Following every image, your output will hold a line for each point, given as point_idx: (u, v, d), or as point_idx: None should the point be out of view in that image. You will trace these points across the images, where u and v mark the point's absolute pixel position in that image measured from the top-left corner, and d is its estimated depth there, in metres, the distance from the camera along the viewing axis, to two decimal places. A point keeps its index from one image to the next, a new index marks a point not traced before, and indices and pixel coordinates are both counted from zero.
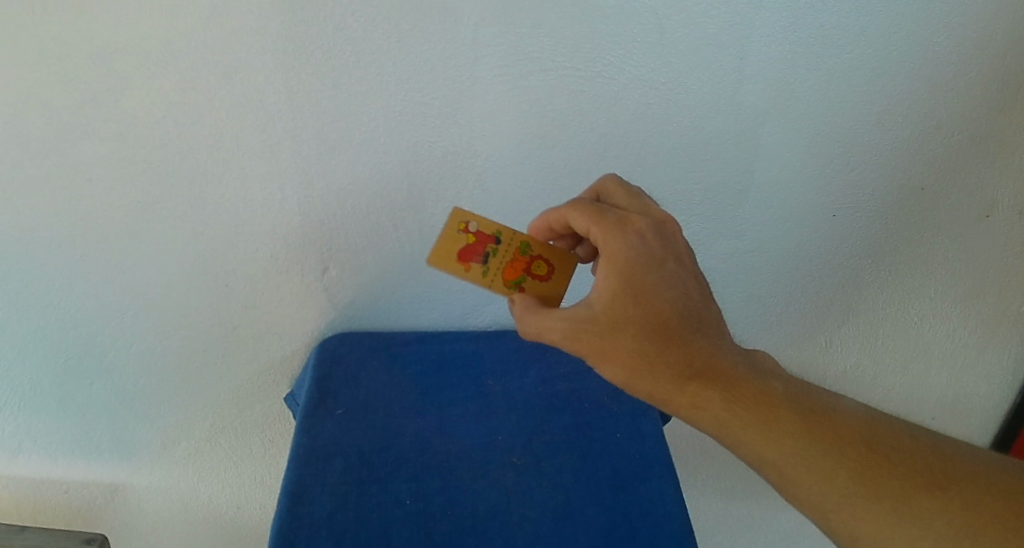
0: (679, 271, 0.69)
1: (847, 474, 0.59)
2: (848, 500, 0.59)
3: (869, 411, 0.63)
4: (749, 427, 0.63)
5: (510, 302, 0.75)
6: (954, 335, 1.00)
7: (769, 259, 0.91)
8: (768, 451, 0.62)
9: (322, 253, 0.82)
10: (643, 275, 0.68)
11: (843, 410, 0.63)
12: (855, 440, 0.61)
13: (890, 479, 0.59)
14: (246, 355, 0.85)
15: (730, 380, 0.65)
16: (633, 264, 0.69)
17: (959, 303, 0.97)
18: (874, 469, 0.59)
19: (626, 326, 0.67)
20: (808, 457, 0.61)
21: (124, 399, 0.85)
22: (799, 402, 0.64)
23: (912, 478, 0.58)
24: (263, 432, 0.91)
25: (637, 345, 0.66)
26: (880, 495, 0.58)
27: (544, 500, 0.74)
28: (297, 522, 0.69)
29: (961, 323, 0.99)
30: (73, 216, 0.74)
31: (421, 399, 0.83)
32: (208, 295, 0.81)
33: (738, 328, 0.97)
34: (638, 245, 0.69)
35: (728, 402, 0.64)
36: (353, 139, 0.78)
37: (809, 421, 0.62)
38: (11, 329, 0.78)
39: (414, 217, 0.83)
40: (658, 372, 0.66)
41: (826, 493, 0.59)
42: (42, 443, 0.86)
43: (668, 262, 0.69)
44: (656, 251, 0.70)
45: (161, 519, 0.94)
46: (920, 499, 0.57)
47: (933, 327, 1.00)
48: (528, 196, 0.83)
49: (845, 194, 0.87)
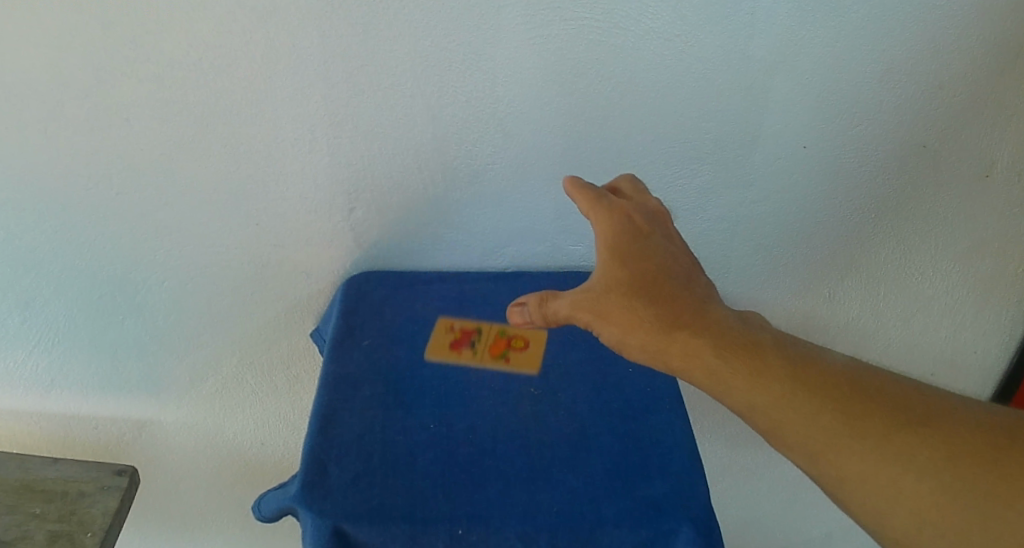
0: (667, 246, 0.72)
1: (834, 415, 0.59)
2: (838, 441, 0.58)
3: (853, 360, 0.63)
4: (738, 372, 0.61)
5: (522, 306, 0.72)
6: (953, 292, 1.06)
7: (776, 209, 0.97)
8: (756, 395, 0.61)
9: (351, 194, 0.87)
10: (631, 248, 0.71)
11: (829, 358, 0.63)
12: (839, 383, 0.60)
13: (877, 419, 0.58)
14: (274, 293, 0.94)
15: (716, 329, 0.64)
16: (622, 237, 0.72)
17: (958, 264, 1.04)
18: (859, 410, 0.59)
19: (617, 288, 0.68)
20: (795, 402, 0.60)
21: (154, 335, 0.95)
22: (784, 350, 0.63)
23: (898, 418, 0.58)
24: (288, 371, 1.01)
25: (628, 301, 0.67)
26: (865, 436, 0.58)
27: (559, 426, 0.75)
28: (328, 443, 0.72)
29: (959, 280, 1.05)
30: (113, 153, 0.80)
31: (443, 332, 0.85)
32: (239, 232, 0.88)
33: (746, 278, 1.04)
34: (627, 222, 0.73)
35: (715, 349, 0.63)
36: (382, 82, 0.80)
37: (795, 366, 0.61)
38: (48, 267, 0.88)
39: (437, 157, 0.86)
40: (647, 326, 0.65)
41: (812, 437, 0.59)
42: (79, 373, 0.97)
43: (656, 237, 0.72)
44: (643, 228, 0.73)
45: (188, 450, 1.07)
46: (902, 437, 0.57)
47: (934, 284, 1.06)
48: (545, 143, 0.87)
49: (846, 154, 0.93)
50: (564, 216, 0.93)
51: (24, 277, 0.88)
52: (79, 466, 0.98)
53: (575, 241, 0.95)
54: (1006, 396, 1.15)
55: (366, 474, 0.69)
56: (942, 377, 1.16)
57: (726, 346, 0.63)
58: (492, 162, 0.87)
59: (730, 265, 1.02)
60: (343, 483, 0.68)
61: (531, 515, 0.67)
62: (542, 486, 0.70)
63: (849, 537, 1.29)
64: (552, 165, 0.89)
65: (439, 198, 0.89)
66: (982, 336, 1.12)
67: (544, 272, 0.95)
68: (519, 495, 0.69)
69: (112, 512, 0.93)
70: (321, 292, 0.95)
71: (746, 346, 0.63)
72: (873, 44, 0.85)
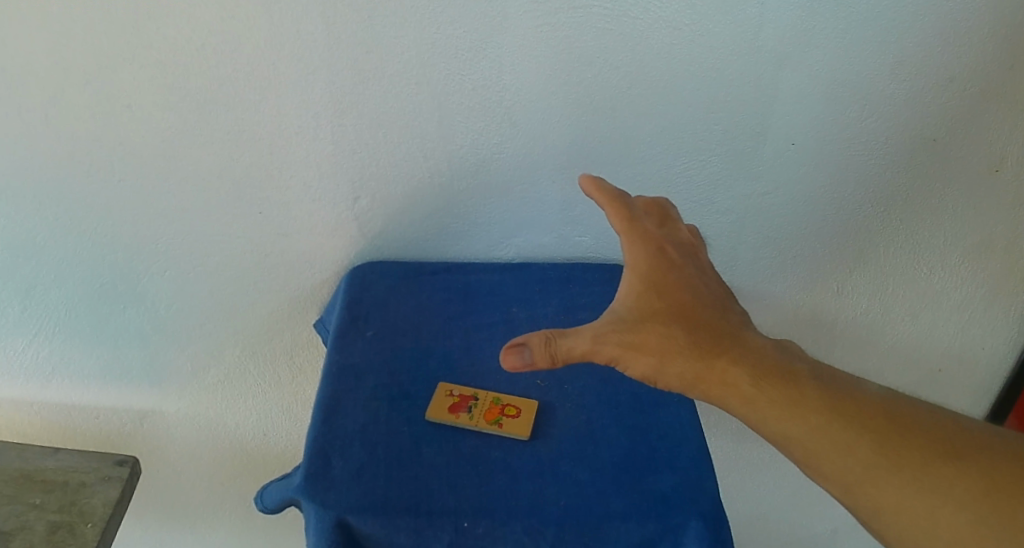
0: (699, 275, 0.70)
1: (871, 446, 0.59)
2: (873, 471, 0.59)
3: (889, 391, 0.63)
4: (774, 402, 0.61)
5: (520, 345, 0.63)
6: (962, 287, 1.05)
7: (784, 201, 0.96)
8: (792, 426, 0.61)
9: (355, 183, 0.86)
10: (664, 277, 0.69)
11: (866, 389, 0.63)
12: (876, 414, 0.61)
13: (912, 450, 0.59)
14: (277, 283, 0.93)
15: (753, 356, 0.64)
16: (656, 266, 0.69)
17: (966, 260, 1.03)
18: (895, 441, 0.59)
19: (653, 315, 0.66)
20: (831, 430, 0.60)
21: (156, 324, 0.94)
22: (819, 378, 0.63)
23: (933, 449, 0.59)
24: (290, 361, 1.00)
25: (666, 327, 0.65)
26: (900, 466, 0.58)
27: (566, 418, 0.74)
28: (332, 433, 0.71)
29: (968, 276, 1.04)
30: (114, 140, 0.79)
31: (448, 323, 0.84)
32: (241, 221, 0.87)
33: (753, 271, 1.02)
34: (659, 250, 0.71)
35: (753, 379, 0.62)
36: (387, 70, 0.79)
37: (832, 397, 0.61)
38: (49, 255, 0.87)
39: (442, 146, 0.85)
40: (684, 355, 0.64)
41: (845, 465, 0.59)
42: (80, 362, 0.96)
43: (688, 267, 0.70)
44: (675, 258, 0.71)
45: (189, 441, 1.06)
46: (940, 470, 0.57)
47: (943, 280, 1.05)
48: (553, 133, 0.86)
49: (855, 147, 0.91)
50: (570, 207, 0.92)
51: (24, 265, 0.87)
52: (79, 455, 0.97)
53: (582, 233, 0.94)
54: (1013, 392, 1.14)
55: (370, 465, 0.68)
56: (950, 374, 1.16)
57: (764, 375, 0.63)
58: (499, 151, 0.86)
59: (738, 257, 1.01)
60: (347, 475, 0.67)
61: (537, 508, 0.66)
62: (549, 479, 0.69)
63: (854, 533, 1.28)
64: (559, 155, 0.88)
65: (444, 187, 0.88)
66: (990, 332, 1.11)
67: (550, 264, 0.94)
68: (525, 488, 0.68)
69: (113, 503, 0.92)
70: (325, 282, 0.94)
71: (784, 374, 0.63)
72: (885, 35, 0.83)
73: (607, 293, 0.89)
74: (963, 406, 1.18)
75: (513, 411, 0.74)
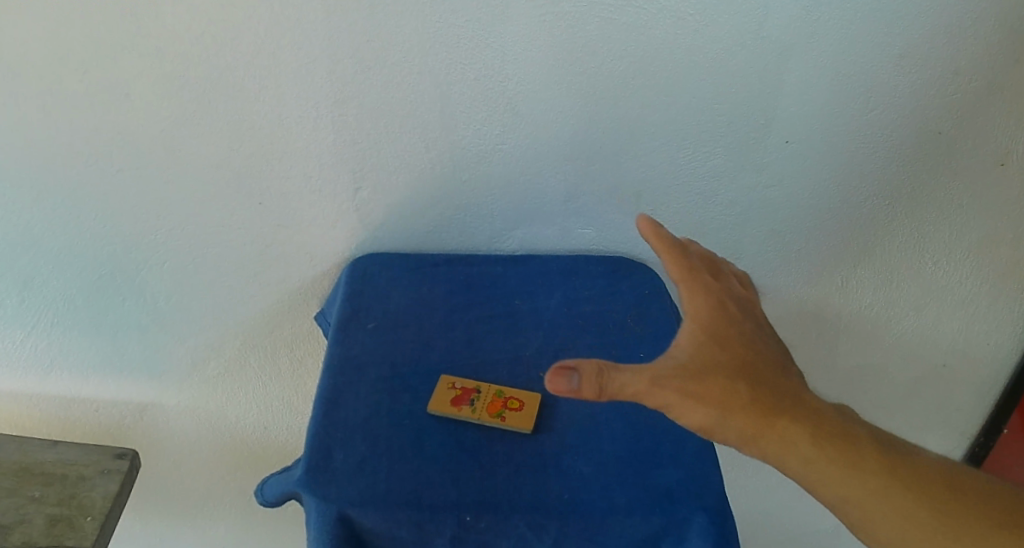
0: (756, 330, 0.69)
1: (931, 513, 0.58)
2: (933, 538, 0.57)
3: (943, 459, 0.63)
4: (835, 463, 0.60)
5: (567, 372, 0.57)
6: (966, 282, 1.05)
7: (788, 194, 0.95)
8: (853, 488, 0.59)
9: (356, 174, 0.85)
10: (725, 330, 0.67)
11: (921, 454, 0.62)
12: (936, 481, 0.60)
13: (972, 517, 0.58)
14: (277, 275, 0.92)
15: (815, 417, 0.62)
16: (718, 317, 0.67)
17: (971, 254, 1.02)
18: (954, 509, 0.58)
19: (715, 367, 0.63)
20: (891, 495, 0.58)
21: (156, 316, 0.93)
22: (877, 441, 0.61)
23: (992, 517, 0.58)
24: (291, 353, 0.99)
25: (730, 381, 0.62)
26: (960, 534, 0.57)
27: (569, 411, 0.74)
28: (333, 426, 0.70)
29: (972, 271, 1.04)
30: (113, 130, 0.79)
31: (450, 315, 0.83)
32: (242, 212, 0.86)
33: (757, 264, 1.01)
34: (720, 303, 0.69)
35: (815, 439, 0.60)
36: (389, 60, 0.78)
37: (891, 461, 0.60)
38: (49, 246, 0.86)
39: (444, 136, 0.84)
40: (747, 410, 0.61)
41: (911, 535, 0.58)
42: (79, 354, 0.96)
43: (746, 322, 0.69)
44: (735, 311, 0.69)
45: (189, 433, 1.05)
46: (1002, 540, 0.56)
47: (947, 274, 1.04)
48: (556, 124, 0.85)
49: (861, 140, 0.90)
50: (573, 199, 0.91)
51: (23, 256, 0.86)
52: (78, 448, 0.96)
53: (584, 225, 0.93)
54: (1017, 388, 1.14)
55: (372, 458, 0.67)
56: (954, 369, 1.15)
57: (826, 435, 0.61)
58: (502, 143, 0.85)
59: (742, 250, 1.00)
60: (348, 468, 0.66)
61: (540, 502, 0.66)
62: (552, 473, 0.68)
63: None
64: (562, 146, 0.87)
65: (446, 179, 0.87)
66: (995, 327, 1.10)
67: (553, 256, 0.93)
68: (528, 482, 0.67)
69: (112, 496, 0.92)
70: (325, 274, 0.93)
71: (846, 437, 0.61)
72: (893, 26, 0.82)
73: (611, 285, 0.88)
74: (966, 401, 1.18)
75: (516, 404, 0.73)
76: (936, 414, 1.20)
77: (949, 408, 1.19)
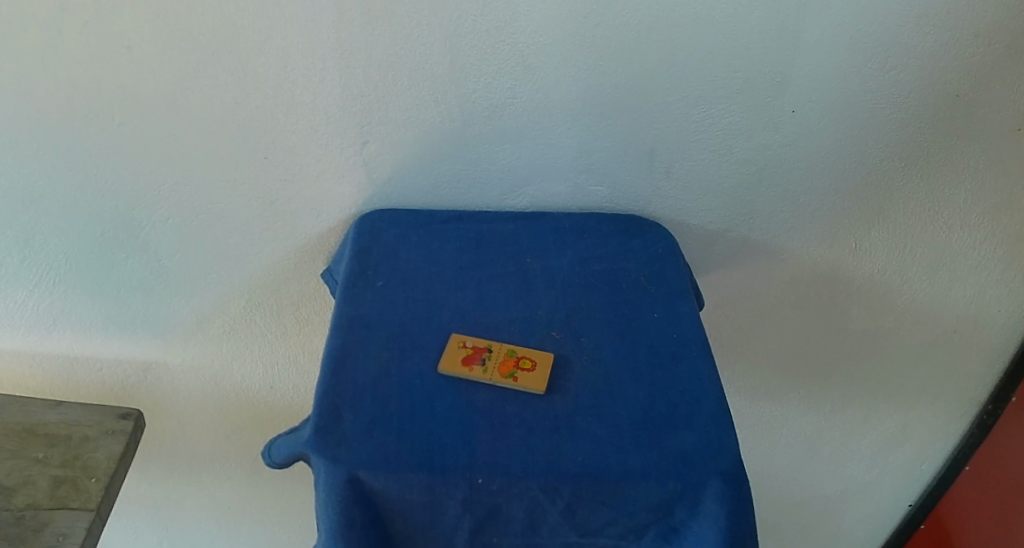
0: None
1: None
2: None
3: None
4: None
5: None
6: (979, 248, 1.03)
7: (803, 153, 0.92)
8: None
9: (363, 127, 0.82)
10: None
11: None
12: None
13: None
14: (282, 232, 0.90)
15: None
16: None
17: (985, 220, 1.01)
18: None
19: None
20: None
21: (159, 274, 0.92)
22: None
23: None
24: (297, 312, 0.98)
25: None
26: None
27: (582, 372, 0.72)
28: (342, 386, 0.68)
29: (985, 237, 1.02)
30: (112, 82, 0.76)
31: (460, 273, 0.81)
32: (246, 167, 0.84)
33: (770, 226, 0.99)
34: None
35: None
36: (397, 9, 0.75)
37: None
38: (48, 202, 0.84)
39: (454, 90, 0.81)
40: None
41: None
42: (81, 313, 0.94)
43: None
44: None
45: (194, 393, 1.04)
46: None
47: (960, 240, 1.03)
48: (567, 77, 0.82)
49: (879, 99, 0.88)
50: (585, 156, 0.88)
51: (22, 213, 0.84)
52: (82, 408, 0.95)
53: (597, 182, 0.91)
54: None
55: (382, 419, 0.66)
56: (964, 337, 1.14)
57: None
58: (513, 97, 0.83)
59: (755, 211, 0.97)
60: (358, 430, 0.65)
61: (553, 465, 0.64)
62: (565, 435, 0.67)
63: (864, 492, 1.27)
64: (573, 101, 0.84)
65: (456, 134, 0.85)
66: (1006, 295, 1.09)
67: (564, 214, 0.91)
68: (541, 444, 0.66)
69: (117, 456, 0.91)
70: (332, 231, 0.91)
71: None
72: None
73: (623, 244, 0.87)
74: (975, 367, 1.17)
75: (528, 364, 0.71)
76: (945, 382, 1.19)
77: (958, 375, 1.18)
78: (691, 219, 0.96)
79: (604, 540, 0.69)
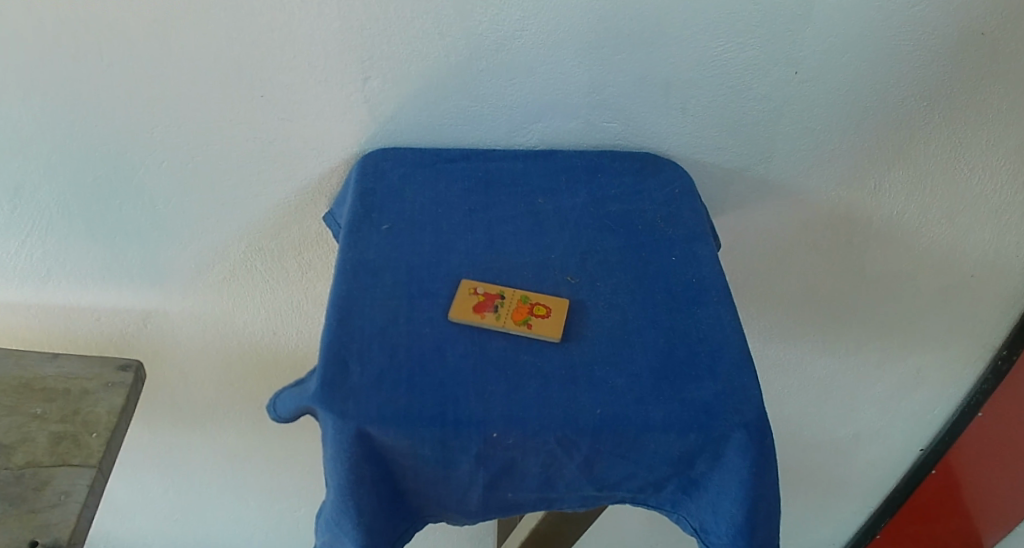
0: None
1: None
2: None
3: None
4: None
5: None
6: (1001, 191, 0.99)
7: (825, 91, 0.87)
8: None
9: (364, 62, 0.78)
10: None
11: None
12: None
13: None
14: (282, 174, 0.86)
15: None
16: None
17: (1008, 161, 0.96)
18: None
19: None
20: None
21: (155, 219, 0.88)
22: None
23: None
24: (300, 257, 0.94)
25: None
26: None
27: (599, 319, 0.69)
28: (349, 336, 0.65)
29: (1008, 178, 0.98)
30: (96, 17, 0.71)
31: (469, 216, 0.77)
32: (241, 106, 0.79)
33: (789, 166, 0.95)
34: None
35: None
36: None
37: None
38: (36, 148, 0.80)
39: (460, 22, 0.77)
40: None
41: None
42: (76, 261, 0.91)
43: None
44: None
45: (195, 342, 1.01)
46: None
47: (981, 183, 0.99)
48: (577, 9, 0.77)
49: (907, 32, 0.83)
50: (597, 92, 0.84)
51: (9, 160, 0.80)
52: (80, 361, 0.92)
53: (609, 118, 0.86)
54: None
55: (392, 371, 0.63)
56: (981, 282, 1.10)
57: None
58: (521, 29, 0.78)
59: (773, 151, 0.92)
60: (366, 382, 0.62)
61: (570, 418, 0.61)
62: (582, 385, 0.64)
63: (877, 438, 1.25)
64: (585, 34, 0.79)
65: (462, 69, 0.80)
66: None
67: (576, 152, 0.86)
68: (557, 396, 0.63)
69: (118, 410, 0.88)
70: (334, 171, 0.87)
71: None
72: None
73: (638, 185, 0.83)
74: (992, 313, 1.14)
75: (542, 311, 0.68)
76: (960, 327, 1.16)
77: (973, 321, 1.15)
78: (707, 157, 0.92)
79: (623, 492, 0.66)
